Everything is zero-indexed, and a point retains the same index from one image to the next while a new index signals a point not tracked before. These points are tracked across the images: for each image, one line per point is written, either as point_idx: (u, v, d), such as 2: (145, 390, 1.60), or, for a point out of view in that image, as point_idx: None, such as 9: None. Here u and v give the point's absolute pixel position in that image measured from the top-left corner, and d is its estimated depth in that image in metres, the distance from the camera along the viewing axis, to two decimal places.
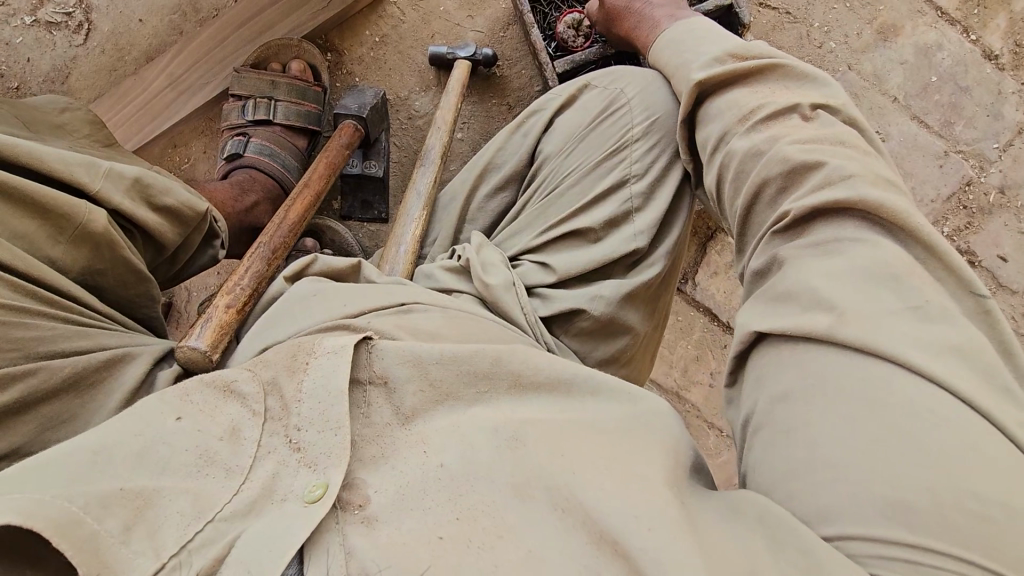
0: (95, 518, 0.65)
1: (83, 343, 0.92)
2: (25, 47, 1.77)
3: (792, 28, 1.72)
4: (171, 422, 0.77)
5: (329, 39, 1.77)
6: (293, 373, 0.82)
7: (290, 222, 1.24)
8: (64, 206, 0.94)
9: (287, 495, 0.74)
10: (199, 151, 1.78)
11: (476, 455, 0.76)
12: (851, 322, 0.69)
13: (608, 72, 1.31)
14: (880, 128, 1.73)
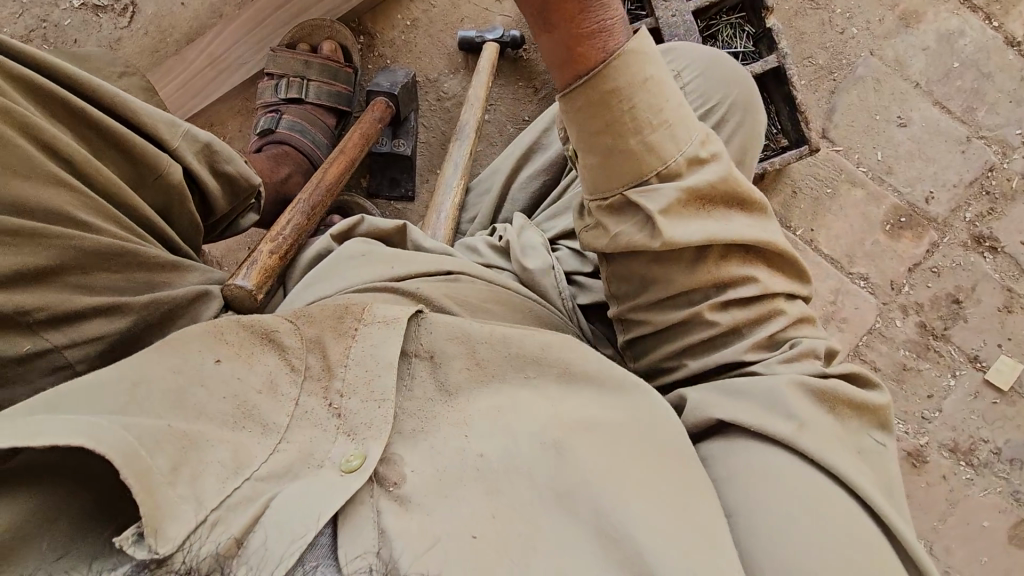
0: (148, 453, 0.66)
1: (168, 277, 1.01)
2: (74, 29, 1.86)
3: (814, 14, 1.75)
4: (208, 365, 0.80)
5: (362, 22, 1.82)
6: (340, 336, 0.89)
7: (326, 183, 1.28)
8: (149, 156, 1.06)
9: (323, 462, 0.78)
10: (234, 130, 1.84)
11: (513, 455, 0.81)
12: (805, 431, 0.85)
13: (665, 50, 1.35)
14: (901, 112, 1.75)
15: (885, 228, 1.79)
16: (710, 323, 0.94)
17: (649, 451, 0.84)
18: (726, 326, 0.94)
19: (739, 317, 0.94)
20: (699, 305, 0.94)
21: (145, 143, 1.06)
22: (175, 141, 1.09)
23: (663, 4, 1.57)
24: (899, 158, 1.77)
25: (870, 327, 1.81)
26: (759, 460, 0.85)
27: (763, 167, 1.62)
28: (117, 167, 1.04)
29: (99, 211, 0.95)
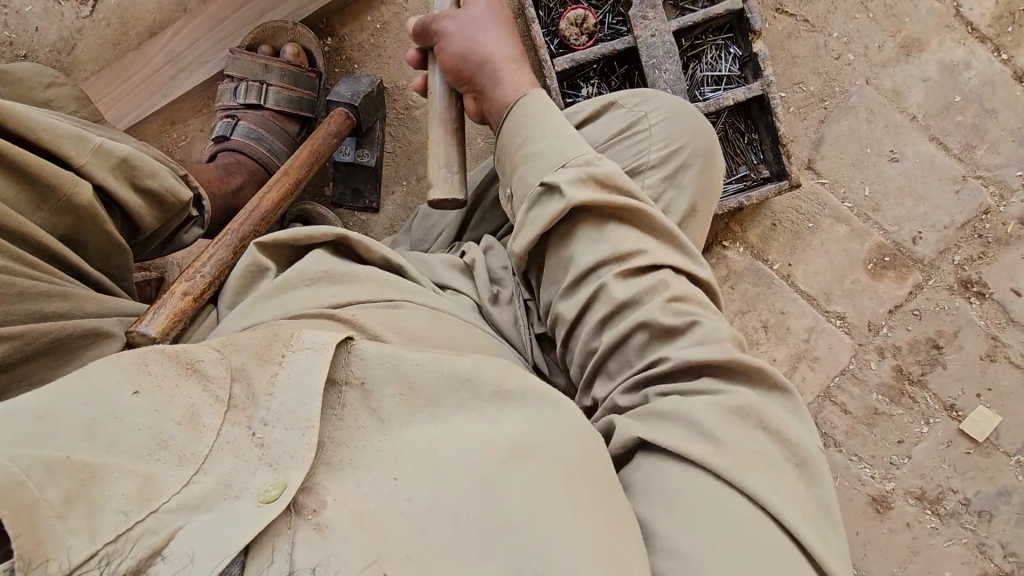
0: (37, 485, 0.56)
1: (63, 308, 0.96)
2: (34, 17, 1.80)
3: (809, 37, 1.63)
4: (125, 397, 0.66)
5: (331, 23, 1.74)
6: (262, 367, 0.74)
7: (261, 210, 1.25)
8: (51, 177, 1.01)
9: (242, 492, 0.66)
10: (196, 130, 1.79)
11: (440, 483, 0.70)
12: (724, 454, 0.82)
13: (633, 94, 1.34)
14: (894, 146, 1.65)
15: (867, 267, 1.70)
16: (610, 295, 1.01)
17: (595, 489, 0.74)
18: (625, 299, 1.00)
19: (636, 289, 1.00)
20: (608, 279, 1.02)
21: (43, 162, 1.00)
22: (82, 157, 1.06)
23: (643, 22, 1.47)
24: (887, 195, 1.67)
25: (843, 367, 1.74)
26: (665, 486, 0.83)
27: (737, 201, 1.54)
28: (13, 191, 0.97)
29: None
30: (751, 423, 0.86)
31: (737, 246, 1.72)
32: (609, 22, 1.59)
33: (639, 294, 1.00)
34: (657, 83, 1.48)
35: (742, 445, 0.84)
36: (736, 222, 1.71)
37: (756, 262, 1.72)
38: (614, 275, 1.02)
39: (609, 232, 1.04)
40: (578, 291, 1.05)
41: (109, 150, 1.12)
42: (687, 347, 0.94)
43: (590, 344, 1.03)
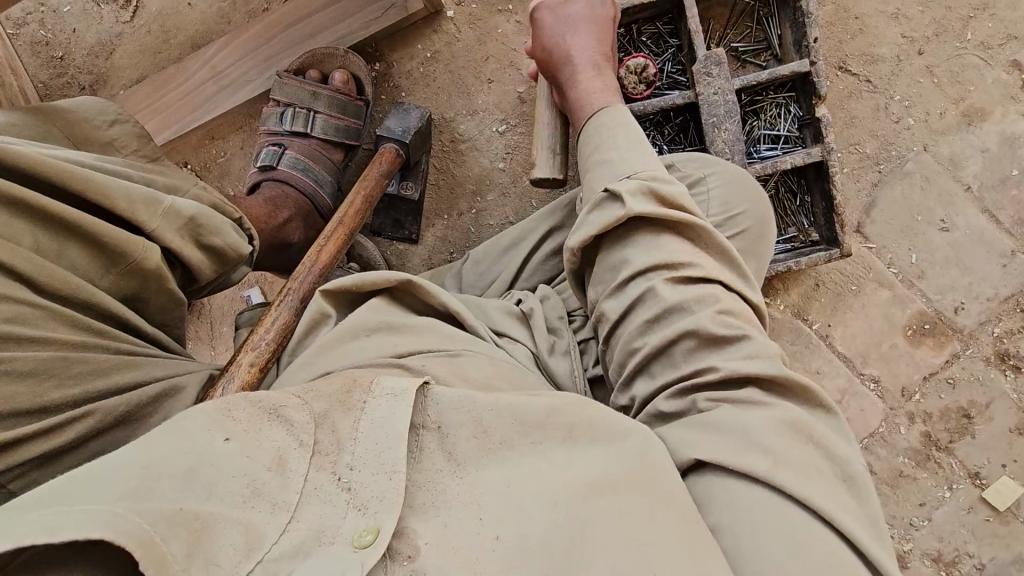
0: (163, 539, 0.59)
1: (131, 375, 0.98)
2: (73, 18, 1.75)
3: (870, 98, 1.60)
4: (219, 443, 0.70)
5: (380, 49, 1.70)
6: (346, 412, 0.77)
7: (319, 266, 1.27)
8: (120, 246, 1.00)
9: (335, 537, 0.68)
10: (236, 147, 1.76)
11: (523, 521, 0.73)
12: (783, 468, 0.83)
13: (692, 157, 1.34)
14: (945, 216, 1.63)
15: (905, 332, 1.69)
16: (659, 297, 1.00)
17: (662, 520, 0.77)
18: (673, 301, 0.99)
19: (686, 295, 1.00)
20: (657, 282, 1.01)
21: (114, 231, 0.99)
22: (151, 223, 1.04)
23: (706, 79, 1.43)
24: (933, 263, 1.65)
25: (873, 430, 1.74)
26: (729, 503, 0.82)
27: (785, 266, 1.52)
28: (85, 259, 0.98)
29: (52, 316, 0.91)
30: (805, 444, 0.86)
31: (778, 303, 1.70)
32: (668, 71, 1.56)
33: (690, 300, 0.99)
34: (716, 142, 1.45)
35: (799, 465, 0.83)
36: (779, 279, 1.70)
37: (795, 321, 1.71)
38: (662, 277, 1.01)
39: (662, 240, 1.03)
40: (624, 291, 1.04)
41: (176, 210, 1.09)
42: (737, 360, 0.93)
43: (633, 343, 1.02)
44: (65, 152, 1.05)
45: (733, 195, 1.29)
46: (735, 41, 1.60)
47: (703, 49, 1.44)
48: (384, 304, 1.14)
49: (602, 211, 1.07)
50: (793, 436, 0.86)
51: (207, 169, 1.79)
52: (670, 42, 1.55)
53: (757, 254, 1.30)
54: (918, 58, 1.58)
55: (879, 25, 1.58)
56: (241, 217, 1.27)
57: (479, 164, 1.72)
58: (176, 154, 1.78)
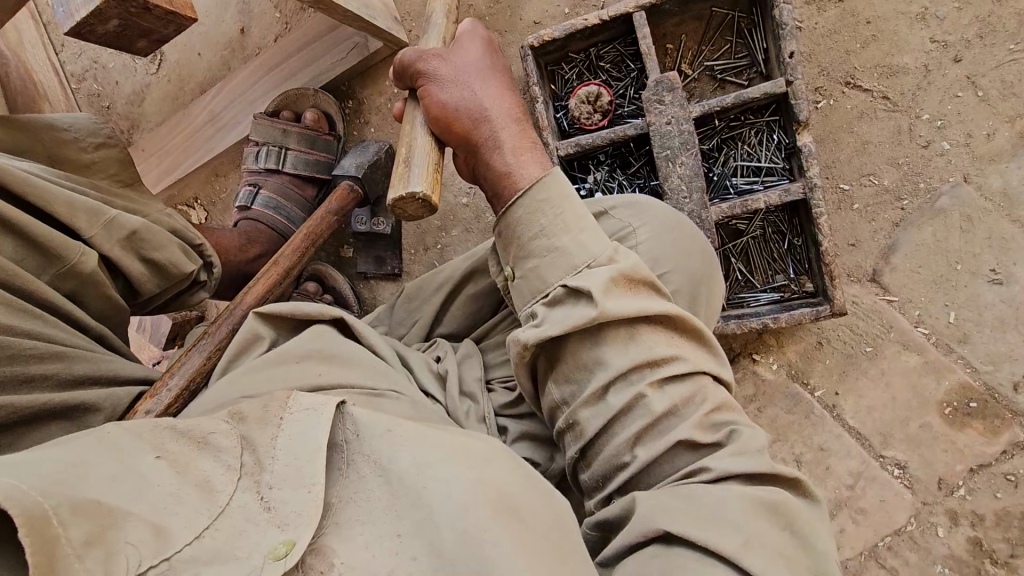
0: (61, 522, 0.56)
1: (50, 369, 0.99)
2: (115, 73, 2.01)
3: (889, 118, 1.38)
4: (149, 460, 0.72)
5: (352, 86, 1.77)
6: (264, 427, 0.80)
7: (245, 304, 1.29)
8: (57, 246, 1.06)
9: (251, 551, 0.66)
10: (235, 183, 1.91)
11: (438, 537, 0.70)
12: (753, 552, 0.74)
13: (626, 201, 1.12)
14: (997, 265, 1.33)
15: (942, 411, 1.36)
16: (648, 404, 0.87)
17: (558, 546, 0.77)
18: (664, 408, 0.87)
19: (675, 397, 0.88)
20: (642, 386, 0.88)
21: (59, 235, 1.07)
22: (92, 231, 1.11)
23: (659, 107, 1.27)
24: (981, 325, 1.34)
25: (898, 527, 1.39)
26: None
27: (761, 322, 1.29)
28: (22, 255, 1.04)
29: None
30: (778, 523, 0.78)
31: (769, 361, 1.45)
32: (629, 97, 1.42)
33: (678, 405, 0.88)
34: (670, 178, 1.27)
35: (764, 540, 0.76)
36: (771, 334, 1.45)
37: (793, 385, 1.44)
38: (647, 381, 0.88)
39: (643, 336, 0.89)
40: (602, 400, 0.90)
41: (122, 223, 1.17)
42: (728, 460, 0.83)
43: (615, 460, 0.89)
44: (28, 164, 1.14)
45: (668, 250, 1.07)
46: (712, 60, 1.38)
47: (656, 72, 1.28)
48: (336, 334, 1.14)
49: (574, 302, 0.91)
50: (768, 517, 0.78)
51: (212, 203, 1.94)
52: (631, 66, 1.41)
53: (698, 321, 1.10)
54: (954, 66, 1.35)
55: (899, 29, 1.38)
56: (203, 243, 1.35)
57: (444, 199, 1.77)
58: (189, 190, 1.95)
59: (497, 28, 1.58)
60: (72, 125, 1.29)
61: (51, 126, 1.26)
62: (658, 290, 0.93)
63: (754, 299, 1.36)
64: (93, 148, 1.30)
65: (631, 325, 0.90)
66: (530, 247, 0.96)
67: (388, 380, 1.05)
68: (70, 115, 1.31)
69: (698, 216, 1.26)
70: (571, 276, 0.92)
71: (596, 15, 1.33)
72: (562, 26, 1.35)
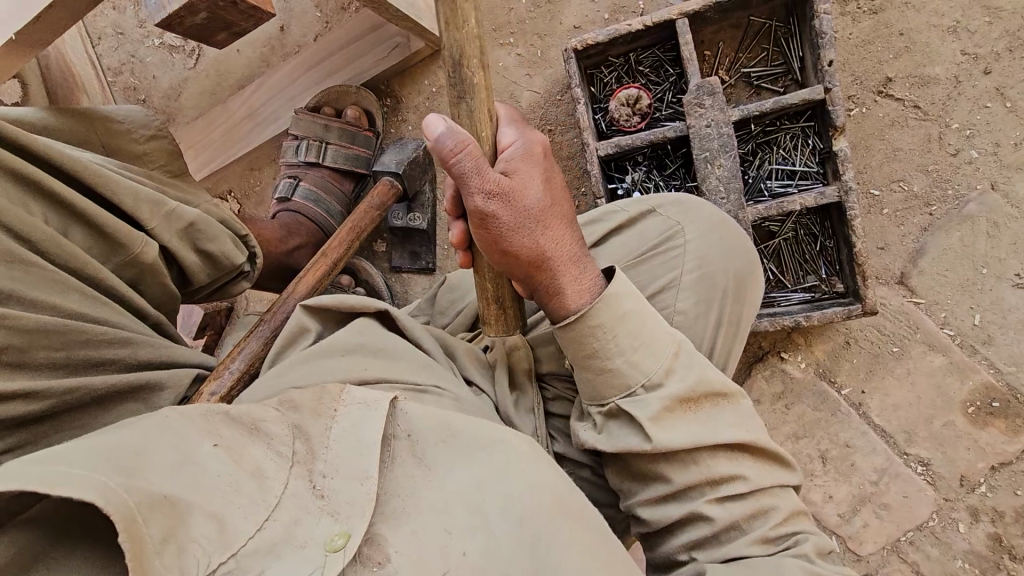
0: (144, 520, 0.62)
1: (114, 354, 1.03)
2: (152, 66, 2.04)
3: (919, 126, 1.44)
4: (206, 446, 0.77)
5: (390, 85, 1.83)
6: (319, 419, 0.87)
7: (298, 295, 1.33)
8: (121, 236, 1.09)
9: (308, 541, 0.74)
10: (270, 177, 1.96)
11: (495, 540, 0.78)
12: None
13: (678, 200, 1.21)
14: (1022, 269, 1.39)
15: (966, 410, 1.42)
16: (711, 518, 0.92)
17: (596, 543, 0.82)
18: (724, 523, 0.91)
19: (737, 513, 0.92)
20: (700, 502, 0.93)
21: (123, 224, 1.09)
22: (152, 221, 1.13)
23: (699, 110, 1.31)
24: (1004, 328, 1.40)
25: (920, 522, 1.43)
26: None
27: (794, 320, 1.33)
28: (87, 243, 1.06)
29: (57, 283, 0.98)
30: None
31: (797, 359, 1.50)
32: (667, 101, 1.47)
33: (740, 519, 0.92)
34: (709, 179, 1.31)
35: None
36: (800, 333, 1.50)
37: (820, 382, 1.49)
38: (709, 497, 0.93)
39: (703, 459, 0.92)
40: (665, 505, 0.95)
41: (180, 213, 1.19)
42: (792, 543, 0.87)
43: (674, 556, 0.96)
44: (90, 156, 1.16)
45: (714, 248, 1.13)
46: (749, 66, 1.44)
47: (697, 78, 1.33)
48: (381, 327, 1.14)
49: (627, 425, 0.94)
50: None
51: (246, 196, 1.99)
52: (670, 71, 1.46)
53: (734, 319, 1.13)
54: (983, 78, 1.41)
55: (931, 41, 1.44)
56: (248, 234, 1.36)
57: None
58: (225, 182, 2.00)
59: (536, 31, 1.66)
60: (125, 117, 1.31)
61: (107, 118, 1.28)
62: (724, 404, 0.96)
63: (785, 299, 1.41)
64: (145, 140, 1.32)
65: (690, 454, 0.93)
66: (584, 365, 0.95)
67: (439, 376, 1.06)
68: (123, 107, 1.33)
69: (736, 216, 1.30)
70: (624, 398, 0.94)
71: (639, 20, 1.36)
72: (605, 31, 1.39)
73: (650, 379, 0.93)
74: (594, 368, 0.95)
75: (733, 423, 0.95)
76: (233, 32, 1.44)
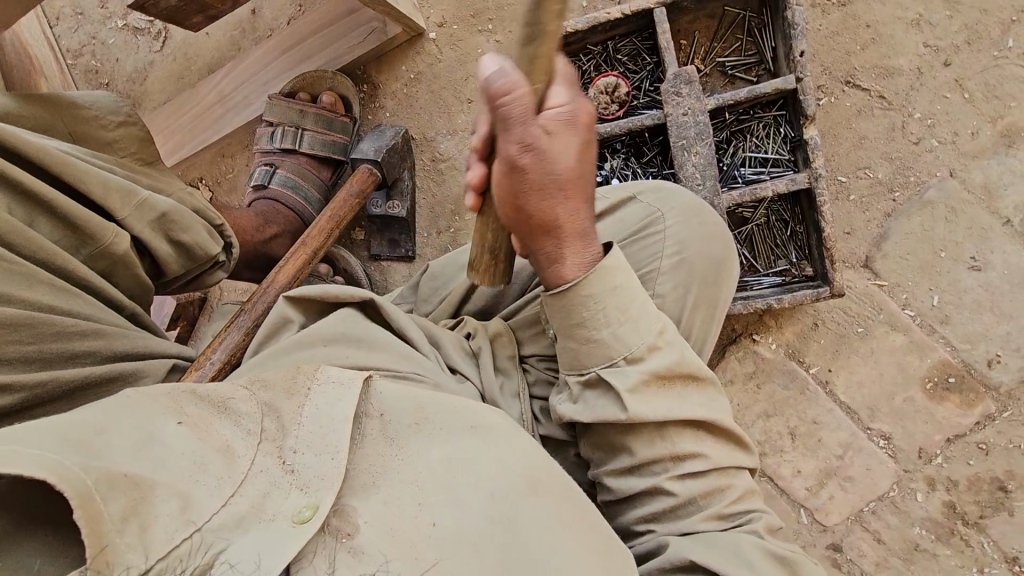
0: (102, 497, 0.62)
1: (89, 345, 1.01)
2: (115, 49, 1.97)
3: (884, 116, 1.50)
4: (171, 426, 0.78)
5: (367, 71, 1.82)
6: (292, 396, 0.87)
7: (278, 284, 1.32)
8: (91, 227, 1.06)
9: (276, 515, 0.75)
10: (242, 164, 1.92)
11: (461, 512, 0.80)
12: None
13: (654, 187, 1.24)
14: (977, 252, 1.47)
15: (925, 386, 1.50)
16: (672, 490, 0.99)
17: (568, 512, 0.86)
18: (684, 498, 0.98)
19: (695, 489, 0.99)
20: (663, 477, 0.99)
21: (92, 216, 1.06)
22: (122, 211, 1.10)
23: (675, 98, 1.34)
24: (960, 308, 1.48)
25: (882, 493, 1.52)
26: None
27: (766, 303, 1.38)
28: (55, 235, 1.03)
29: (28, 278, 0.96)
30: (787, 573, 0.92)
31: (768, 341, 1.56)
32: (646, 89, 1.48)
33: (698, 494, 0.99)
34: (685, 167, 1.34)
35: None
36: (771, 316, 1.56)
37: (789, 363, 1.56)
38: (672, 471, 0.99)
39: (670, 434, 0.98)
40: (630, 475, 1.01)
41: (152, 204, 1.15)
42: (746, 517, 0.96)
43: (632, 527, 1.03)
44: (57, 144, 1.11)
45: (692, 234, 1.16)
46: (724, 56, 1.47)
47: (673, 67, 1.35)
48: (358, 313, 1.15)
49: (604, 395, 0.98)
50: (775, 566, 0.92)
51: (218, 183, 1.94)
52: (647, 60, 1.49)
53: (712, 297, 1.15)
54: (944, 70, 1.48)
55: (895, 33, 1.49)
56: (224, 223, 1.33)
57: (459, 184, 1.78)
58: (194, 169, 1.95)
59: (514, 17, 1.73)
60: (92, 103, 1.25)
61: (73, 105, 1.22)
62: (695, 384, 1.01)
63: (757, 283, 1.45)
64: (114, 127, 1.26)
65: (657, 427, 0.98)
66: (569, 333, 0.97)
67: (420, 361, 1.08)
68: (88, 93, 1.27)
69: (710, 203, 1.33)
70: (606, 367, 0.97)
71: (617, 10, 1.38)
72: (583, 19, 1.41)
73: (628, 350, 0.96)
74: (580, 335, 0.97)
75: (702, 403, 1.00)
76: (209, 14, 1.43)
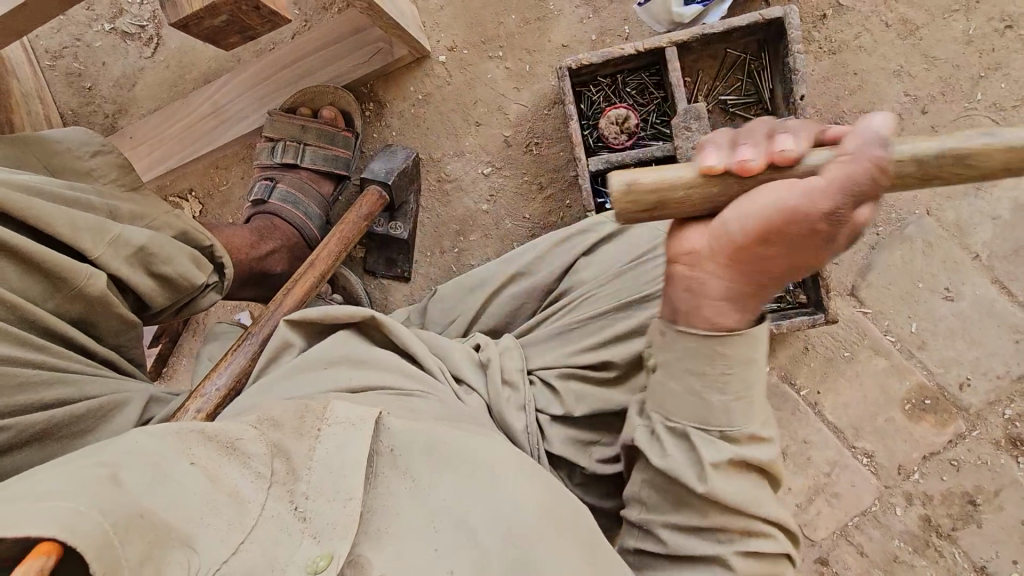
0: (119, 541, 0.62)
1: (62, 392, 0.98)
2: (101, 52, 1.89)
3: None
4: (183, 466, 0.75)
5: (374, 89, 1.83)
6: (300, 440, 0.85)
7: (284, 307, 1.27)
8: (63, 270, 1.00)
9: (286, 566, 0.72)
10: (237, 177, 1.89)
11: (477, 555, 0.81)
12: None
13: (659, 211, 1.26)
14: (950, 284, 1.61)
15: (903, 407, 1.61)
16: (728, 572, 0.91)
17: (580, 553, 0.86)
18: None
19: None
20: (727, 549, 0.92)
21: (64, 259, 1.00)
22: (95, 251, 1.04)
23: (686, 133, 1.42)
24: (936, 334, 1.61)
25: (865, 508, 1.61)
26: None
27: (765, 327, 1.45)
28: (25, 285, 0.98)
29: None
30: None
31: None
32: (652, 122, 1.58)
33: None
34: None
35: None
36: (765, 340, 1.65)
37: (782, 384, 1.65)
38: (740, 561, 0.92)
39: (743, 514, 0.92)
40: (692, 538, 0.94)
41: (127, 238, 1.09)
42: None
43: None
44: (29, 178, 1.06)
45: None
46: (725, 94, 1.58)
47: (684, 103, 1.43)
48: (357, 336, 1.14)
49: (685, 449, 0.92)
50: None
51: (210, 196, 1.91)
52: (654, 93, 1.57)
53: None
54: (921, 117, 1.62)
55: (880, 82, 1.64)
56: (213, 244, 1.27)
57: (464, 205, 1.80)
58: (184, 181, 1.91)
59: (526, 47, 1.75)
60: (64, 136, 1.18)
61: (43, 140, 1.16)
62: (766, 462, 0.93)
63: None
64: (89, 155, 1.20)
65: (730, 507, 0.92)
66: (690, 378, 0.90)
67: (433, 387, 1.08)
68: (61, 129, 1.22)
69: None
70: (698, 427, 0.92)
71: (631, 46, 1.45)
72: (598, 53, 1.47)
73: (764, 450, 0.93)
74: (691, 384, 0.91)
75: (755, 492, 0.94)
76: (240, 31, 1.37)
